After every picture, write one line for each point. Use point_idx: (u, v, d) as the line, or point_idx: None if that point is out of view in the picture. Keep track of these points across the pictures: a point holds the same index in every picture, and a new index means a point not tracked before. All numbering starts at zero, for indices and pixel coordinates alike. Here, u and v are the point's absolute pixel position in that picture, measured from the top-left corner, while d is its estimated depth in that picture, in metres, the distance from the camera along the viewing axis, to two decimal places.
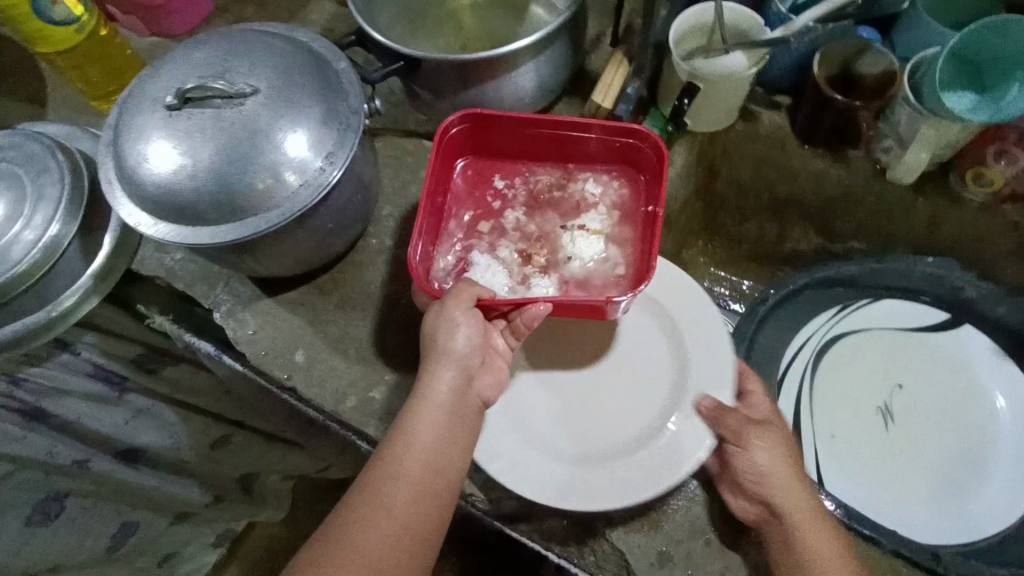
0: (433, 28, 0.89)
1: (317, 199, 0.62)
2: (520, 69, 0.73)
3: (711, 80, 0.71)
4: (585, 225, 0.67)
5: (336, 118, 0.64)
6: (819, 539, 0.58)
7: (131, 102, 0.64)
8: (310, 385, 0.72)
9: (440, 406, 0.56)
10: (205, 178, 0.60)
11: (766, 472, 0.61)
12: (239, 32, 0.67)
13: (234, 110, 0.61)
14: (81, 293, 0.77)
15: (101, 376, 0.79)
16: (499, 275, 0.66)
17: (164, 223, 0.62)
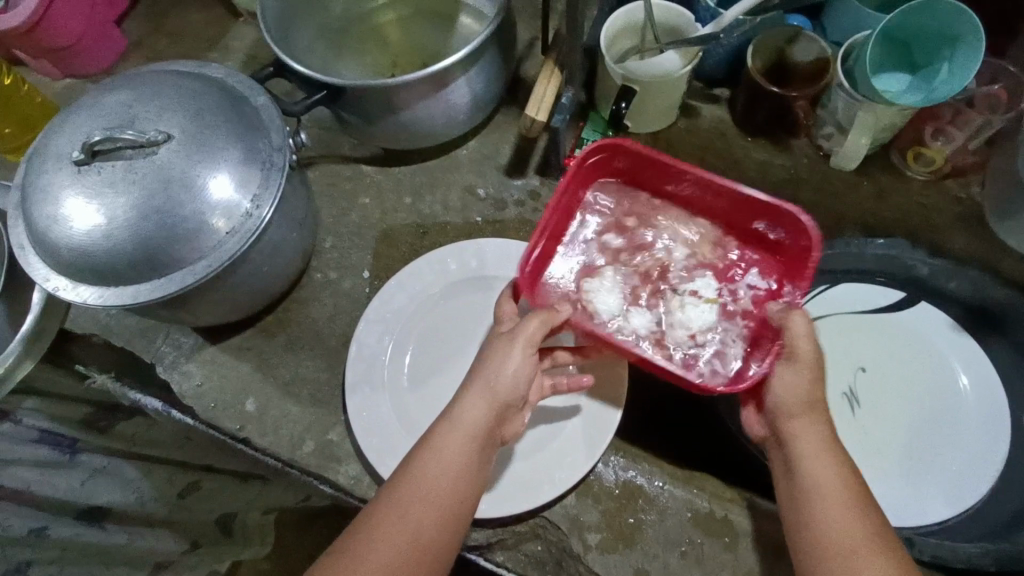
0: (359, 47, 0.85)
1: (247, 245, 0.59)
2: (452, 85, 0.71)
3: (645, 83, 0.70)
4: (698, 291, 0.65)
5: (259, 158, 0.61)
6: (824, 473, 0.54)
7: (36, 160, 0.60)
8: (264, 434, 0.69)
9: (475, 428, 0.53)
10: (124, 235, 0.57)
11: (780, 401, 0.57)
12: (147, 74, 0.63)
13: (147, 159, 0.57)
14: (12, 359, 0.73)
15: (49, 440, 0.71)
16: (611, 301, 0.64)
17: (86, 286, 0.59)
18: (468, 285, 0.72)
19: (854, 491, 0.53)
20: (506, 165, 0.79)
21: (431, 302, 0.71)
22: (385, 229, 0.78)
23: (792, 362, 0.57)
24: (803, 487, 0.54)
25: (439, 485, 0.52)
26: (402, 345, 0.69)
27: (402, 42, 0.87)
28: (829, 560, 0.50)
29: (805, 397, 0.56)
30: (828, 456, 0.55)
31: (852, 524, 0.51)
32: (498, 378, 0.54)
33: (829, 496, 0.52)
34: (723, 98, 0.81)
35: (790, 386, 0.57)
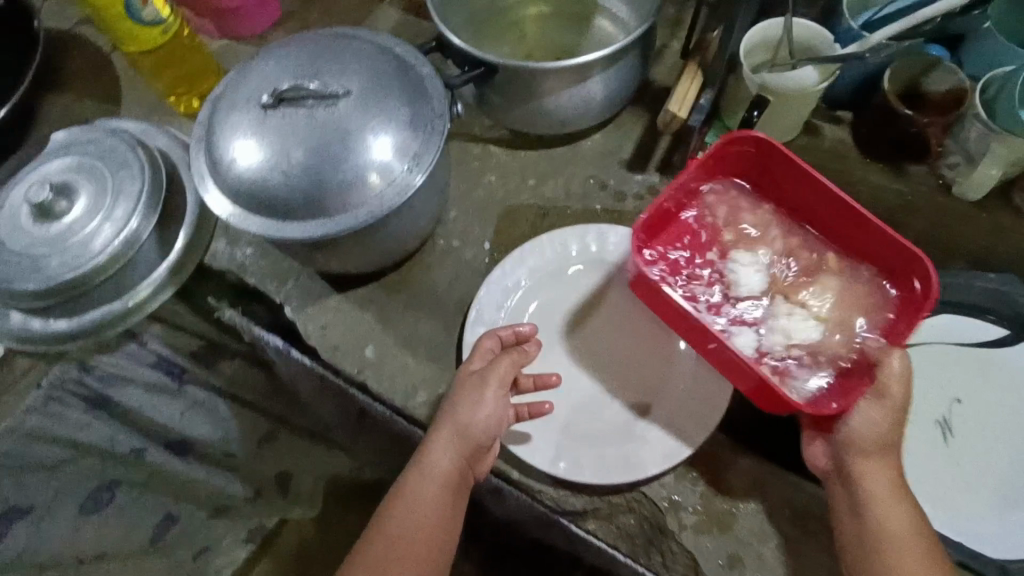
0: (498, 36, 0.91)
1: (401, 199, 0.64)
2: (591, 80, 0.74)
3: (781, 93, 0.73)
4: (806, 305, 0.67)
5: (421, 122, 0.66)
6: (891, 516, 0.59)
7: (224, 100, 0.66)
8: (381, 380, 0.73)
9: (448, 473, 0.63)
10: (297, 175, 0.62)
11: (855, 436, 0.61)
12: (329, 35, 0.70)
13: (327, 110, 0.63)
14: (154, 287, 0.80)
15: (163, 364, 0.97)
16: (755, 277, 0.68)
17: (252, 218, 0.64)
18: (587, 267, 0.75)
19: (917, 533, 0.59)
20: (628, 159, 0.83)
21: (549, 279, 0.75)
22: (507, 207, 0.82)
23: (878, 400, 0.60)
24: (874, 526, 0.58)
25: (424, 524, 0.62)
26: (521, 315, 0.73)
27: (539, 38, 0.91)
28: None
29: (882, 436, 0.60)
30: (892, 499, 0.59)
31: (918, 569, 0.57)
32: (470, 425, 0.62)
33: (895, 539, 0.58)
34: (846, 120, 0.83)
35: (876, 421, 0.60)
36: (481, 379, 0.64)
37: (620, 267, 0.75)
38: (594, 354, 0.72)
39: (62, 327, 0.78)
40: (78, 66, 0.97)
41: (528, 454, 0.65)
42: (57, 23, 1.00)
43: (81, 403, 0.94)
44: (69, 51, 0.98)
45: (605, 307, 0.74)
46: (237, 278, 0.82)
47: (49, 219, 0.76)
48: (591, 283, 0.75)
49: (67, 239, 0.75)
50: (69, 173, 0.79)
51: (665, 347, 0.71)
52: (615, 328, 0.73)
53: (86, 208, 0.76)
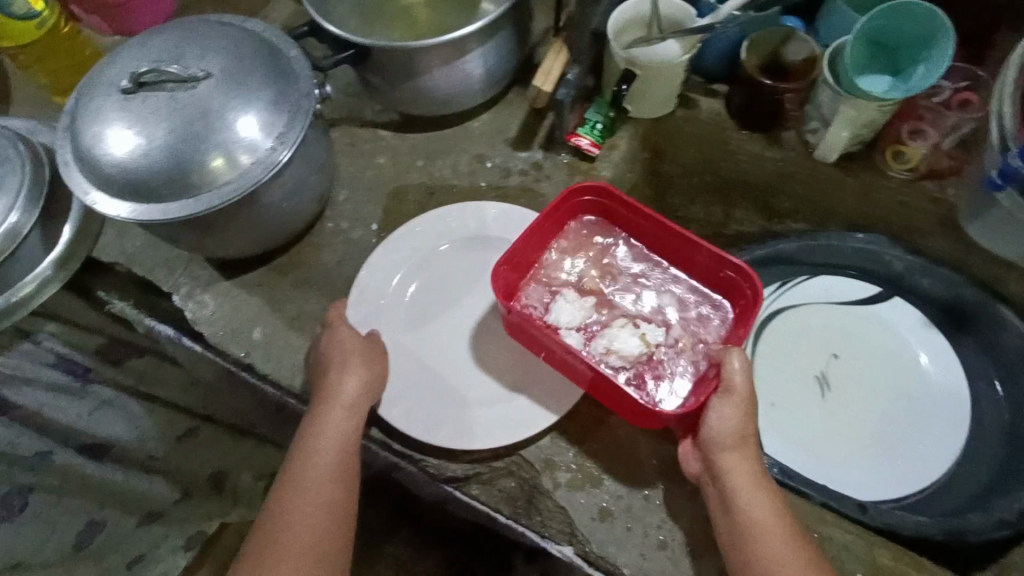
0: (387, 22, 0.92)
1: (269, 176, 0.65)
2: (467, 57, 0.76)
3: (648, 67, 0.76)
4: (644, 331, 0.69)
5: (288, 100, 0.67)
6: (757, 507, 0.58)
7: (87, 90, 0.67)
8: (268, 361, 0.74)
9: (332, 438, 0.64)
10: (158, 154, 0.62)
11: (716, 434, 0.60)
12: (195, 23, 0.70)
13: (187, 92, 0.63)
14: (39, 282, 0.79)
15: (64, 366, 0.96)
16: (575, 312, 0.70)
17: (122, 202, 0.65)
18: (467, 244, 0.77)
19: (783, 522, 0.58)
20: (514, 137, 0.85)
21: (429, 257, 0.76)
22: (397, 188, 0.83)
23: (725, 397, 0.60)
24: (744, 517, 0.57)
25: (325, 488, 0.63)
26: (400, 293, 0.75)
27: (429, 23, 0.92)
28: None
29: (738, 431, 0.59)
30: (758, 488, 0.59)
31: (789, 559, 0.56)
32: (346, 389, 0.65)
33: (762, 530, 0.57)
34: (721, 92, 0.86)
35: (727, 419, 0.60)
36: (345, 348, 0.67)
37: (500, 240, 0.77)
38: (470, 338, 0.73)
39: None
40: None
41: (410, 428, 0.67)
42: None
43: None
44: None
45: (483, 284, 0.76)
46: (128, 271, 0.82)
47: None
48: (471, 260, 0.77)
49: None
50: None
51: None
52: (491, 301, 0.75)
53: None
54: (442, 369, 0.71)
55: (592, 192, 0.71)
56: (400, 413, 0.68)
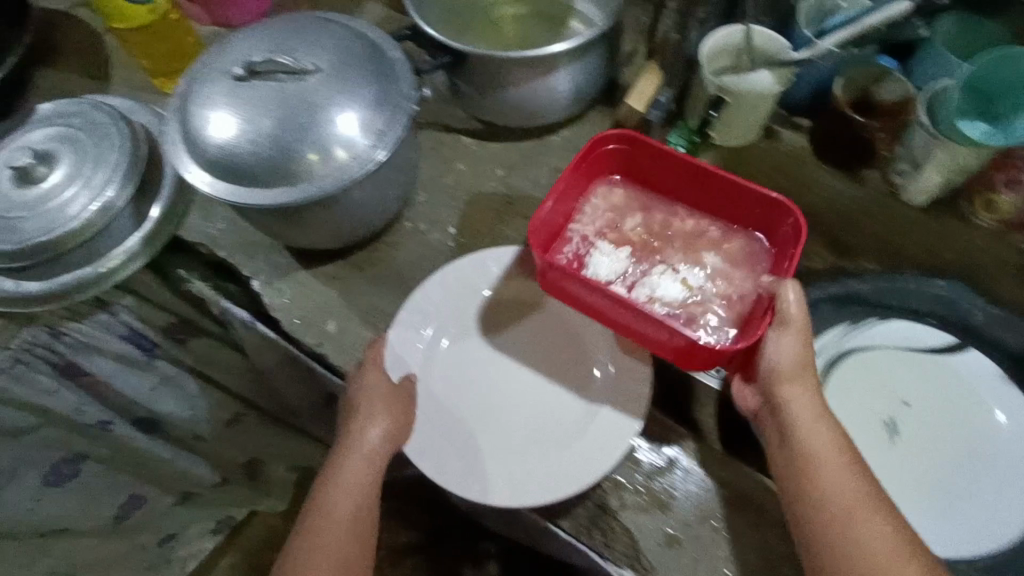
0: (475, 33, 0.93)
1: (363, 173, 0.66)
2: (557, 74, 0.77)
3: (739, 96, 0.76)
4: (683, 275, 0.71)
5: (389, 102, 0.68)
6: (816, 436, 0.63)
7: (200, 74, 0.70)
8: (339, 353, 0.75)
9: (350, 486, 0.67)
10: (263, 144, 0.65)
11: (775, 366, 0.65)
12: (305, 19, 0.73)
13: (297, 85, 0.66)
14: (126, 256, 0.81)
15: (133, 339, 0.94)
16: (616, 263, 0.72)
17: (219, 183, 0.67)
18: (503, 291, 0.77)
19: (842, 447, 0.63)
20: None
21: (463, 300, 0.77)
22: (475, 195, 0.85)
23: (784, 332, 0.64)
24: (803, 448, 0.63)
25: (340, 540, 0.65)
26: (433, 355, 0.74)
27: (515, 36, 0.93)
28: (829, 519, 0.59)
29: (798, 364, 0.64)
30: (819, 423, 0.63)
31: (846, 486, 0.60)
32: (366, 438, 0.67)
33: (823, 459, 0.62)
34: (804, 127, 0.84)
35: (786, 351, 0.64)
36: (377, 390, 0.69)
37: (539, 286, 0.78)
38: (501, 394, 0.73)
39: (34, 289, 0.79)
40: (66, 44, 0.99)
41: (460, 489, 0.65)
42: (53, 4, 1.03)
43: (50, 370, 0.87)
44: (61, 30, 1.00)
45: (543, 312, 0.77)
46: (210, 253, 0.84)
47: (29, 184, 0.79)
48: (521, 300, 0.78)
49: (44, 203, 0.78)
50: (52, 142, 0.83)
51: (581, 355, 0.74)
52: (523, 359, 0.75)
53: (66, 176, 0.80)
54: (488, 411, 0.72)
55: (619, 137, 0.71)
56: (431, 463, 0.67)
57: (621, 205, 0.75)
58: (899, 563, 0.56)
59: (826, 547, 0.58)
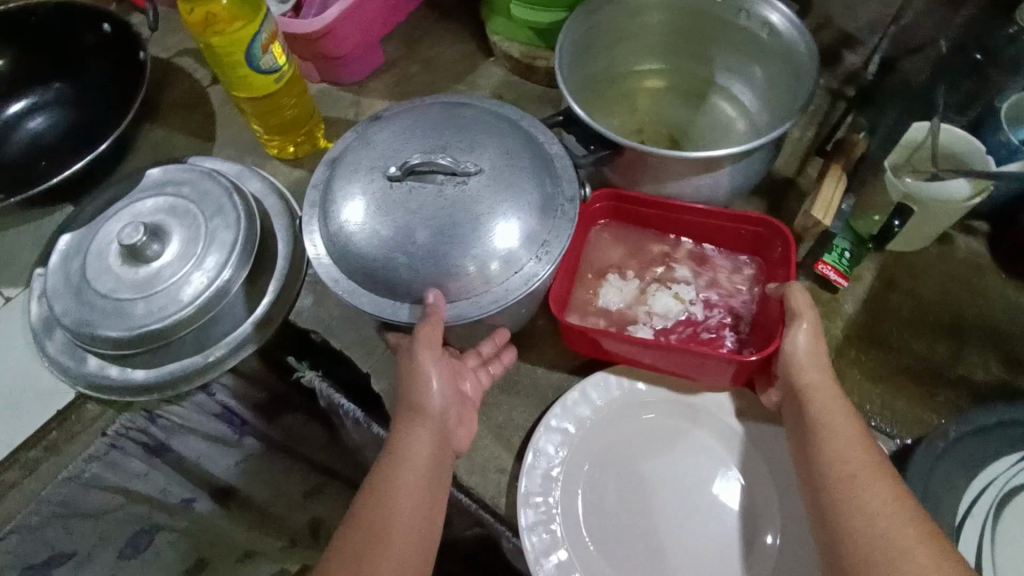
0: (609, 107, 0.87)
1: (525, 290, 0.59)
2: (719, 172, 0.69)
3: (928, 204, 0.68)
4: (676, 291, 0.73)
5: (551, 208, 0.62)
6: (833, 412, 0.58)
7: (345, 168, 0.63)
8: (470, 471, 0.68)
9: (413, 462, 0.58)
10: (422, 257, 0.58)
11: (794, 351, 0.61)
12: (452, 106, 0.67)
13: (456, 187, 0.59)
14: (234, 345, 0.75)
15: (225, 417, 0.87)
16: (618, 295, 0.73)
17: (362, 293, 0.61)
18: (640, 406, 0.68)
19: (859, 426, 0.57)
20: None
21: (599, 421, 0.67)
22: None
23: (799, 323, 0.61)
24: (815, 423, 0.58)
25: (403, 524, 0.56)
26: (570, 492, 0.63)
27: (643, 116, 0.88)
28: (831, 487, 0.54)
29: (816, 353, 0.61)
30: (836, 402, 0.59)
31: (859, 460, 0.55)
32: (422, 399, 0.61)
33: (834, 431, 0.57)
34: (981, 231, 0.86)
35: (803, 343, 0.61)
36: (422, 407, 0.61)
37: (690, 406, 0.67)
38: (657, 533, 0.62)
39: (140, 377, 0.75)
40: (174, 98, 0.95)
41: None
42: (159, 55, 0.99)
43: (140, 451, 0.82)
44: (168, 83, 0.97)
45: (706, 447, 0.66)
46: (323, 340, 0.80)
47: (138, 262, 0.73)
48: (671, 428, 0.67)
49: (155, 284, 0.72)
50: (160, 214, 0.77)
51: (745, 507, 0.63)
52: (676, 488, 0.64)
53: (178, 255, 0.74)
54: (643, 566, 0.61)
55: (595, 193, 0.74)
56: None
57: (609, 247, 0.77)
58: (900, 518, 0.50)
59: (824, 510, 0.54)
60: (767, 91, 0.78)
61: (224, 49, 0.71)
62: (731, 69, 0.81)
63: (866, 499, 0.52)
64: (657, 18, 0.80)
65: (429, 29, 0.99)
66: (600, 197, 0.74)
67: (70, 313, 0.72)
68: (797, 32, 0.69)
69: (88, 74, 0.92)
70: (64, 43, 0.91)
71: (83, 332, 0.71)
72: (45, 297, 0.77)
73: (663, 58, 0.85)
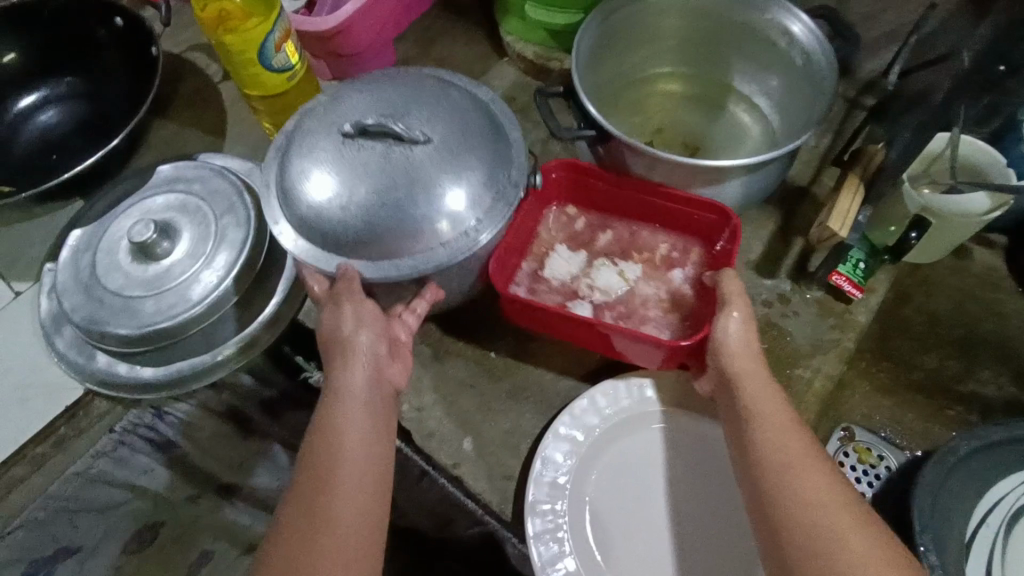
0: (624, 110, 0.84)
1: (456, 260, 0.60)
2: (731, 182, 0.68)
3: (945, 218, 0.68)
4: (621, 269, 0.74)
5: (496, 184, 0.62)
6: (765, 401, 0.56)
7: (305, 124, 0.64)
8: (477, 478, 0.67)
9: (348, 400, 0.56)
10: (359, 213, 0.58)
11: (727, 341, 0.60)
12: (421, 75, 0.67)
13: (404, 151, 0.59)
14: (242, 344, 0.75)
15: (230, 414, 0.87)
16: (567, 268, 0.74)
17: (304, 243, 0.61)
18: (649, 419, 0.67)
19: (791, 415, 0.55)
20: (757, 261, 0.77)
21: (608, 431, 0.66)
22: None
23: (731, 311, 0.60)
24: (750, 415, 0.55)
25: (351, 461, 0.53)
26: (579, 501, 0.63)
27: (662, 121, 0.85)
28: (769, 476, 0.51)
29: (747, 342, 0.59)
30: (770, 391, 0.57)
31: (795, 450, 0.52)
32: (348, 339, 0.59)
33: (770, 419, 0.55)
34: (999, 244, 0.84)
35: (735, 329, 0.59)
36: (343, 345, 0.59)
37: (691, 415, 0.66)
38: (664, 540, 0.63)
39: (148, 375, 0.75)
40: (185, 94, 0.95)
41: None
42: (171, 51, 0.98)
43: (147, 447, 0.86)
44: (180, 77, 0.96)
45: (716, 458, 0.65)
46: None
47: (147, 259, 0.73)
48: (685, 440, 0.66)
49: (164, 282, 0.72)
50: (170, 211, 0.77)
51: None
52: (684, 495, 0.64)
53: (187, 253, 0.73)
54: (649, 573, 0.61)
55: (557, 164, 0.74)
56: None
57: (565, 219, 0.78)
58: (839, 506, 0.48)
59: (762, 503, 0.51)
60: (784, 103, 0.78)
61: (239, 48, 0.71)
62: (748, 77, 0.80)
63: (800, 487, 0.49)
64: (675, 22, 0.79)
65: (443, 28, 0.99)
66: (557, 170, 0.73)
67: (80, 310, 0.72)
68: (820, 47, 0.69)
69: (99, 67, 0.91)
70: (74, 37, 0.91)
71: (92, 329, 0.71)
72: (54, 293, 0.77)
73: (682, 63, 0.84)
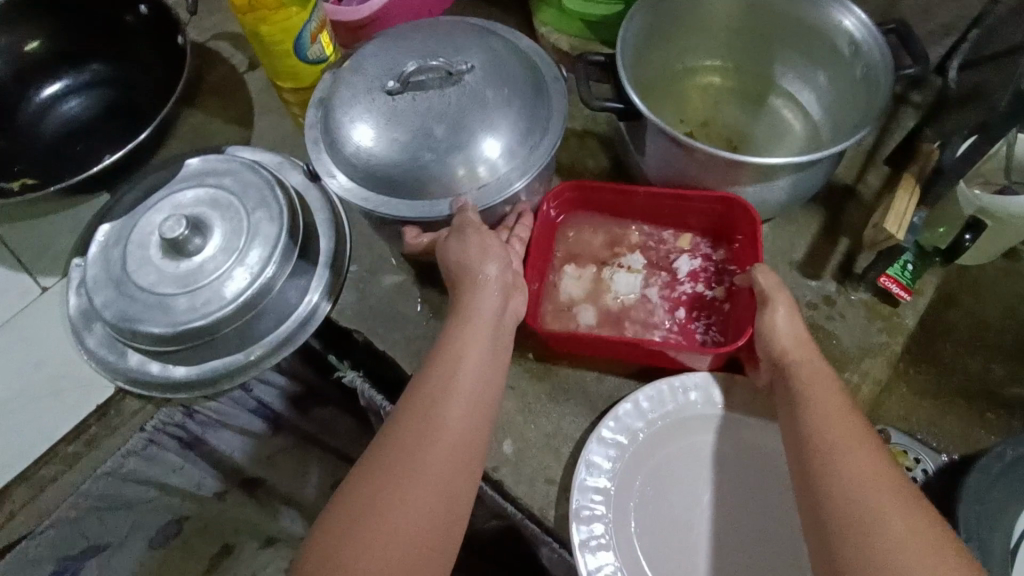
0: (664, 102, 0.81)
1: (504, 195, 0.62)
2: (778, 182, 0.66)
3: (1003, 220, 0.66)
4: (629, 266, 0.74)
5: (535, 121, 0.64)
6: (815, 384, 0.54)
7: (343, 74, 0.65)
8: (519, 482, 0.66)
9: (474, 326, 0.56)
10: (410, 154, 0.60)
11: (776, 336, 0.58)
12: (451, 23, 0.68)
13: (446, 94, 0.61)
14: (277, 343, 0.74)
15: (259, 411, 0.86)
16: (578, 284, 0.73)
17: (354, 189, 0.63)
18: (692, 425, 0.65)
19: (843, 403, 0.53)
20: (801, 262, 0.75)
21: (653, 437, 0.65)
22: None
23: (774, 307, 0.59)
24: (798, 397, 0.54)
25: (468, 385, 0.54)
26: (624, 509, 0.62)
27: (704, 111, 0.82)
28: (813, 456, 0.50)
29: (796, 334, 0.57)
30: (824, 381, 0.55)
31: (842, 433, 0.51)
32: (477, 267, 0.59)
33: (819, 401, 0.53)
34: None
35: (785, 324, 0.58)
36: (466, 275, 0.59)
37: (739, 418, 0.65)
38: (712, 546, 0.61)
39: (181, 374, 0.74)
40: (212, 84, 0.93)
41: None
42: (197, 40, 0.96)
43: (176, 444, 0.82)
44: (206, 67, 0.94)
45: (764, 465, 0.64)
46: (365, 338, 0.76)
47: (178, 255, 0.71)
48: (730, 448, 0.65)
49: (196, 278, 0.70)
50: (201, 205, 0.75)
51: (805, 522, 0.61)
52: (732, 499, 0.63)
53: (219, 248, 0.71)
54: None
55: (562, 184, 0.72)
56: None
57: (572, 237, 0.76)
58: (881, 486, 0.47)
59: (805, 478, 0.50)
60: (831, 98, 0.76)
61: (273, 38, 0.69)
62: (795, 69, 0.78)
63: (840, 470, 0.48)
64: (721, 11, 0.77)
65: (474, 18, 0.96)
66: (559, 191, 0.72)
67: (112, 306, 0.70)
68: (875, 42, 0.66)
69: (126, 55, 0.89)
70: (101, 25, 0.89)
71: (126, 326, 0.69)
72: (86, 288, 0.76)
73: (725, 56, 0.82)
